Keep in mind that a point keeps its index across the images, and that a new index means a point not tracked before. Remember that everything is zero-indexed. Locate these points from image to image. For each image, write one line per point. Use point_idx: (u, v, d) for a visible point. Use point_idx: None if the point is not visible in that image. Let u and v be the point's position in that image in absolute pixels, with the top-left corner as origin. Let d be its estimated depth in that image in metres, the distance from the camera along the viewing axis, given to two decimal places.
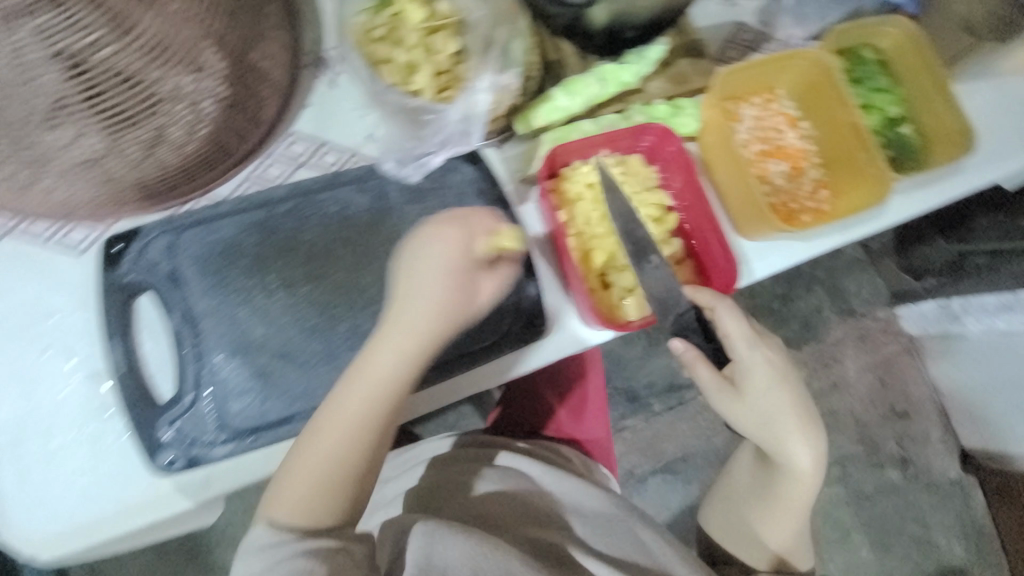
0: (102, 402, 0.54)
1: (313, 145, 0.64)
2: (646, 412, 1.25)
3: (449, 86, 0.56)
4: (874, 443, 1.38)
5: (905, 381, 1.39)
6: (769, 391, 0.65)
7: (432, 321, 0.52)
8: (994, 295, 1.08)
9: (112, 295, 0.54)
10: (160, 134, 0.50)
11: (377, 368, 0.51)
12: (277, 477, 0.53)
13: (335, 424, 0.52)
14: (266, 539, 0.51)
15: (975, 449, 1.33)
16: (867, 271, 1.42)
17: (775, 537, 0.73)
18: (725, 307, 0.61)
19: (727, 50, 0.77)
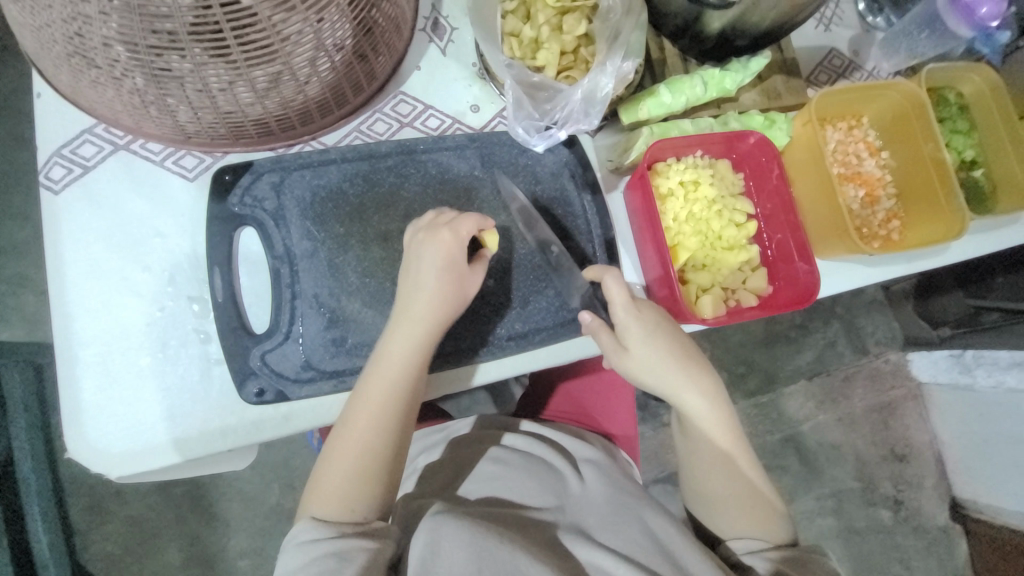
0: (195, 326, 0.55)
1: (419, 107, 0.65)
2: (654, 421, 1.26)
3: (572, 67, 0.58)
4: (871, 482, 1.38)
5: (908, 425, 1.40)
6: (645, 342, 0.59)
7: (435, 307, 0.54)
8: (1009, 352, 1.18)
9: (222, 223, 0.56)
10: (286, 70, 0.49)
11: (389, 359, 0.54)
12: (316, 473, 0.54)
13: (360, 413, 0.53)
14: (309, 533, 0.50)
15: (966, 498, 1.36)
16: (885, 313, 1.41)
17: (751, 507, 0.62)
18: (611, 282, 0.59)
19: (818, 73, 0.81)
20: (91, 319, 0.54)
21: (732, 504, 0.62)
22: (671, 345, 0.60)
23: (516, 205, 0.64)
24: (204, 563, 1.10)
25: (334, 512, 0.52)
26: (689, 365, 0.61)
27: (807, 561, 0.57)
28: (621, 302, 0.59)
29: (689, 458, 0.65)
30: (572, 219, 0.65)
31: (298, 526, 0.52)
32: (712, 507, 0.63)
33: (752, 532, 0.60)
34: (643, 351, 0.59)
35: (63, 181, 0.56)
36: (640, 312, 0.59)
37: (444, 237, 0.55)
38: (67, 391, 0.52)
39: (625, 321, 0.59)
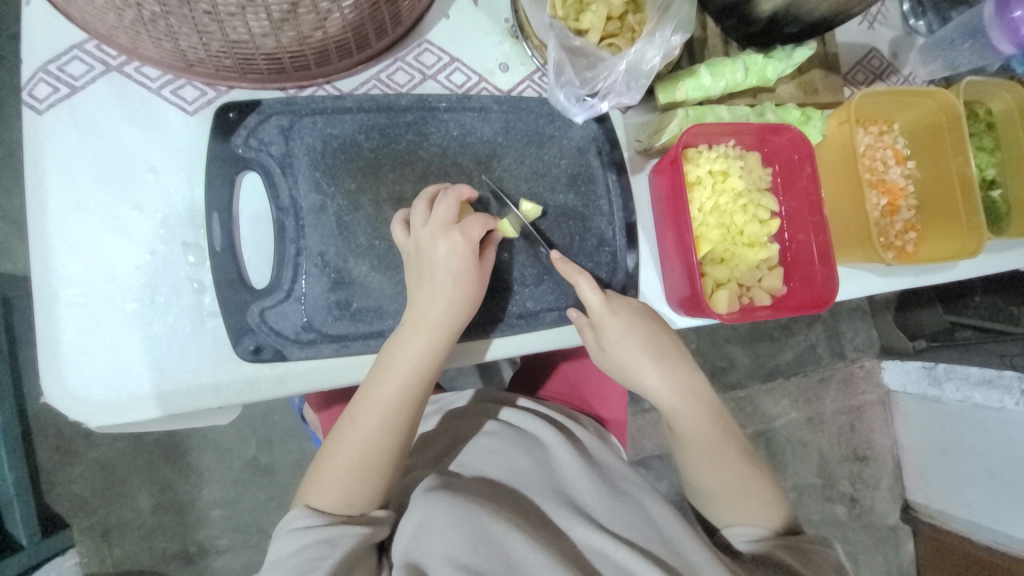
0: (188, 274, 0.51)
1: (443, 61, 0.60)
2: (635, 408, 1.26)
3: (616, 34, 0.54)
4: (831, 480, 1.43)
5: (874, 429, 1.45)
6: (620, 340, 0.58)
7: (453, 308, 0.52)
8: (978, 368, 1.21)
9: (224, 165, 0.52)
10: (307, 2, 0.44)
11: (401, 359, 0.51)
12: (317, 464, 0.52)
13: (369, 409, 0.51)
14: (303, 521, 0.49)
15: (919, 502, 1.42)
16: (867, 321, 1.45)
17: (750, 497, 0.62)
18: (586, 287, 0.57)
19: (856, 73, 0.78)
20: (74, 255, 0.49)
21: (731, 497, 0.62)
22: (646, 337, 0.59)
23: (539, 178, 0.61)
24: (174, 511, 1.08)
25: (332, 505, 0.50)
26: (666, 359, 0.60)
27: (809, 552, 0.58)
28: (598, 303, 0.58)
29: (682, 451, 0.64)
30: (595, 199, 0.63)
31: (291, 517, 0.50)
32: (708, 498, 0.64)
33: (754, 522, 0.61)
34: (621, 349, 0.58)
35: (46, 100, 0.50)
36: (617, 311, 0.58)
37: (465, 233, 0.52)
38: (43, 332, 0.48)
39: (602, 321, 0.58)
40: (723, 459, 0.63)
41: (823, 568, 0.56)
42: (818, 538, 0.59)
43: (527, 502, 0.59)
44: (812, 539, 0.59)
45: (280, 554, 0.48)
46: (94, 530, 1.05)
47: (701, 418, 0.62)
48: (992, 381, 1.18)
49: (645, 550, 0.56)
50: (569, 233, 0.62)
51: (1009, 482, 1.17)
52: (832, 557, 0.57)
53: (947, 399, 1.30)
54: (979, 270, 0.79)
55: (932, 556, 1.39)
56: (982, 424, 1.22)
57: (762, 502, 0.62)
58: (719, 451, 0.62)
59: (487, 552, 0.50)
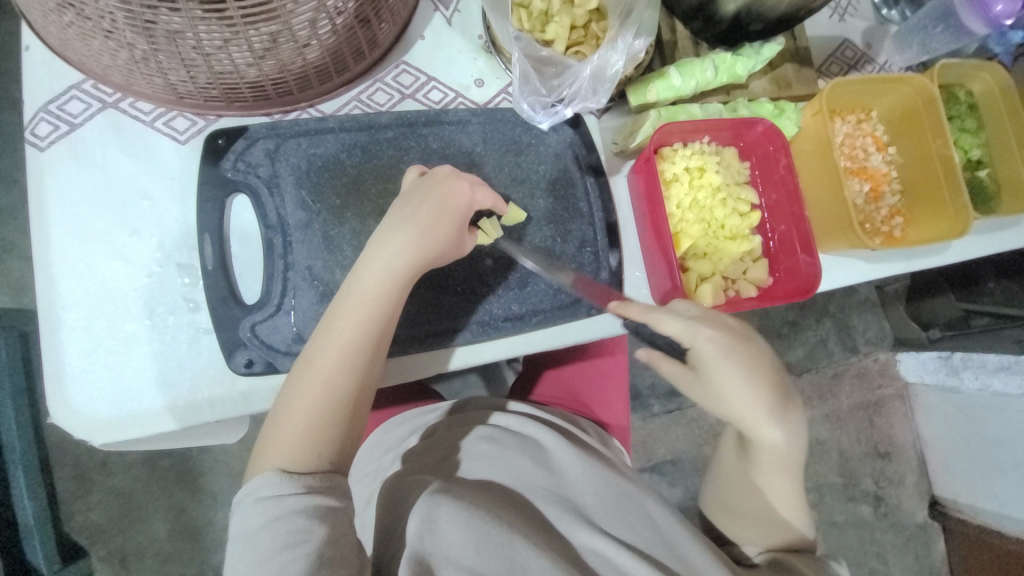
0: (184, 293, 0.53)
1: (421, 78, 0.63)
2: (645, 412, 1.25)
3: (581, 42, 0.56)
4: (853, 478, 1.39)
5: (893, 423, 1.42)
6: (715, 363, 0.56)
7: (416, 248, 0.52)
8: (996, 356, 1.20)
9: (215, 189, 0.55)
10: (285, 30, 0.46)
11: (362, 299, 0.51)
12: (272, 421, 0.50)
13: (324, 353, 0.50)
14: (268, 486, 0.46)
15: (947, 497, 1.38)
16: (876, 312, 1.42)
17: (770, 526, 0.61)
18: (666, 316, 0.56)
19: (830, 64, 0.79)
20: (76, 281, 0.52)
21: (751, 518, 0.62)
22: (744, 368, 0.57)
23: (519, 185, 0.63)
24: (190, 535, 1.10)
25: (291, 458, 0.48)
26: (764, 391, 0.57)
27: (823, 563, 0.58)
28: (684, 324, 0.56)
29: (744, 472, 0.63)
30: (575, 201, 0.64)
31: (249, 494, 0.46)
32: (732, 512, 0.64)
33: (764, 544, 0.61)
34: (715, 371, 0.57)
35: (48, 138, 0.53)
36: (711, 331, 0.56)
37: (432, 189, 0.53)
38: (49, 356, 0.51)
39: (693, 340, 0.56)
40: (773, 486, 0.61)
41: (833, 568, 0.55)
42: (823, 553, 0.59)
43: (527, 507, 0.59)
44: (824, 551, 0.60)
45: (248, 526, 0.45)
46: (113, 557, 1.07)
47: (781, 452, 0.59)
48: (1010, 367, 1.17)
49: (646, 553, 0.56)
50: (552, 236, 0.63)
51: None
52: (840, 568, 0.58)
53: (966, 389, 1.28)
54: (974, 252, 0.78)
55: (965, 554, 1.34)
56: (1005, 411, 1.19)
57: (787, 536, 0.60)
58: (775, 485, 0.60)
59: (491, 554, 0.51)
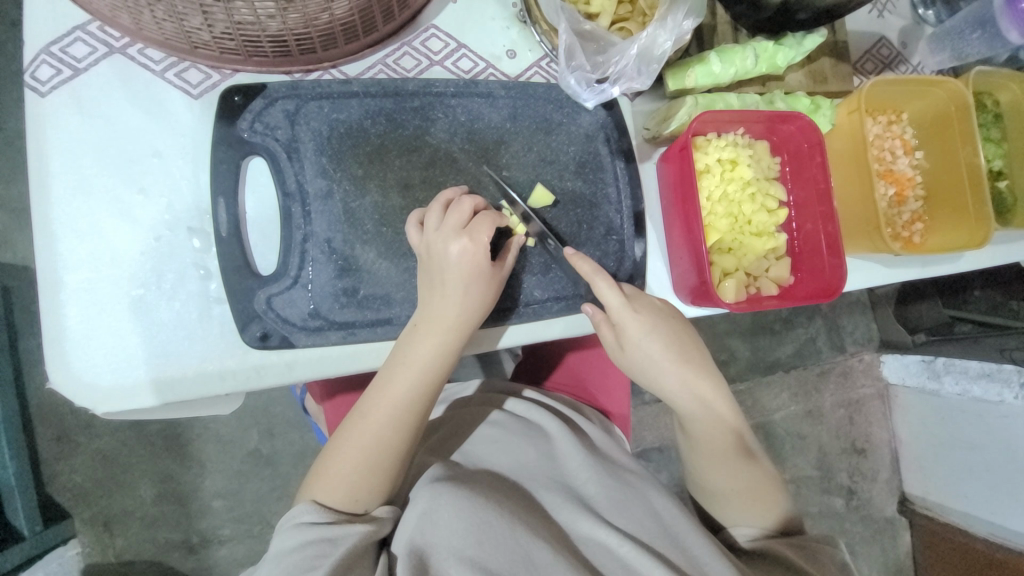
0: (196, 259, 0.50)
1: (451, 44, 0.60)
2: (635, 400, 1.26)
3: (627, 18, 0.53)
4: (830, 472, 1.44)
5: (872, 422, 1.46)
6: (639, 341, 0.59)
7: (466, 314, 0.52)
8: (978, 362, 1.22)
9: (229, 148, 0.51)
10: None
11: (411, 363, 0.52)
12: (324, 458, 0.54)
13: (375, 411, 0.53)
14: (310, 515, 0.50)
15: (915, 495, 1.43)
16: (867, 314, 1.45)
17: (752, 495, 0.62)
18: (604, 285, 0.57)
19: (865, 61, 0.77)
20: (79, 240, 0.49)
21: (732, 494, 0.62)
22: (666, 342, 0.60)
23: (547, 166, 0.60)
24: (175, 501, 1.08)
25: (337, 500, 0.51)
26: (685, 363, 0.62)
27: (814, 551, 0.57)
28: (618, 301, 0.58)
29: (695, 452, 0.65)
30: (603, 186, 0.62)
31: (294, 518, 0.50)
32: (717, 500, 0.63)
33: (755, 526, 0.61)
34: (640, 349, 0.59)
35: (49, 83, 0.49)
36: (638, 311, 0.59)
37: (476, 243, 0.51)
38: (47, 318, 0.48)
39: (620, 319, 0.58)
40: (736, 460, 0.63)
41: (829, 570, 0.56)
42: (826, 539, 0.59)
43: (529, 497, 0.59)
44: (818, 537, 0.59)
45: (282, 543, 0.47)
46: (95, 520, 1.05)
47: (716, 420, 0.63)
48: (991, 375, 1.19)
49: (651, 545, 0.55)
50: (579, 221, 0.61)
51: (1005, 475, 1.19)
52: (836, 557, 0.57)
53: (944, 393, 1.31)
54: (984, 262, 0.79)
55: (927, 548, 1.41)
56: (981, 416, 1.23)
57: (761, 504, 0.62)
58: (730, 452, 0.63)
59: (492, 544, 0.50)
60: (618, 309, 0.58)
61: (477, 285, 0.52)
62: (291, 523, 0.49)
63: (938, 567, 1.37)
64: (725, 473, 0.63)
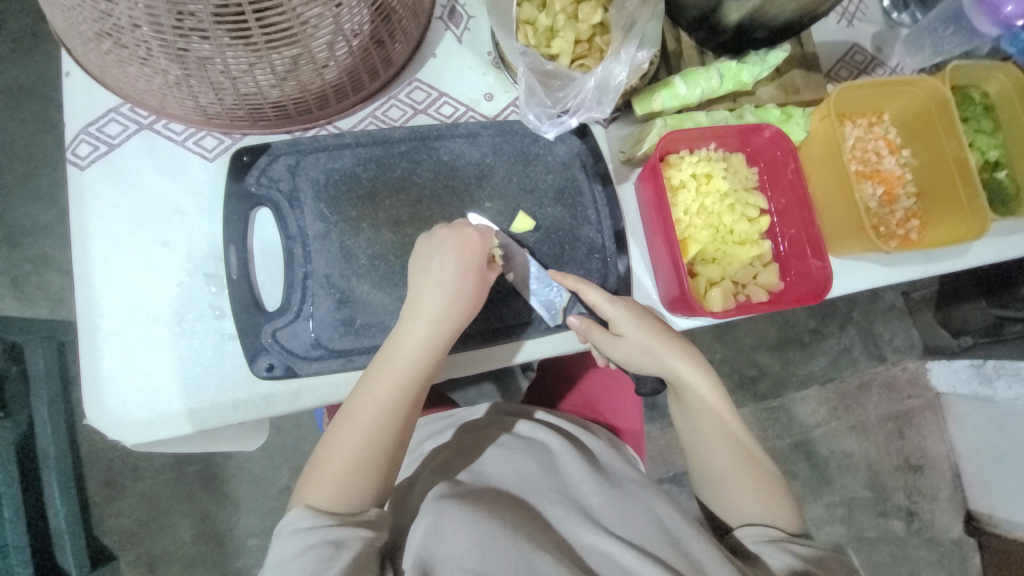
0: (213, 300, 0.56)
1: (433, 94, 0.66)
2: (661, 422, 1.29)
3: (586, 55, 0.58)
4: (883, 491, 1.35)
5: (924, 434, 1.37)
6: (629, 329, 0.60)
7: (448, 312, 0.55)
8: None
9: (238, 201, 0.58)
10: (303, 54, 0.50)
11: (399, 357, 0.54)
12: (315, 463, 0.54)
13: (364, 409, 0.54)
14: (305, 521, 0.50)
15: (983, 514, 1.31)
16: (904, 319, 1.39)
17: (753, 483, 0.62)
18: (589, 287, 0.60)
19: (839, 70, 0.79)
20: (113, 290, 0.56)
21: (733, 482, 0.62)
22: (655, 328, 0.61)
23: (527, 194, 0.64)
24: (213, 541, 1.13)
25: (330, 502, 0.52)
26: (678, 347, 0.61)
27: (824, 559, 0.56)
28: (601, 298, 0.60)
29: (693, 431, 0.65)
30: (583, 209, 0.65)
31: (287, 531, 0.50)
32: (720, 489, 0.63)
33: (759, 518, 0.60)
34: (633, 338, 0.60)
35: (88, 158, 0.58)
36: (622, 304, 0.60)
37: (457, 246, 0.56)
38: (86, 361, 0.54)
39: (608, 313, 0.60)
40: (734, 439, 0.63)
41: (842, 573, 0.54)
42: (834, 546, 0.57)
43: (531, 508, 0.59)
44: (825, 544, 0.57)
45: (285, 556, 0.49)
46: (140, 562, 1.11)
47: (713, 403, 0.63)
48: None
49: (654, 554, 0.55)
50: (563, 242, 0.65)
51: None
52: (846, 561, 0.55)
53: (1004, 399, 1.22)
54: (994, 255, 0.76)
55: None
56: None
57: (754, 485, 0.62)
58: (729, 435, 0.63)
59: (496, 555, 0.51)
60: (599, 303, 0.60)
61: (463, 281, 0.56)
62: (284, 534, 0.50)
63: None
64: (724, 455, 0.62)
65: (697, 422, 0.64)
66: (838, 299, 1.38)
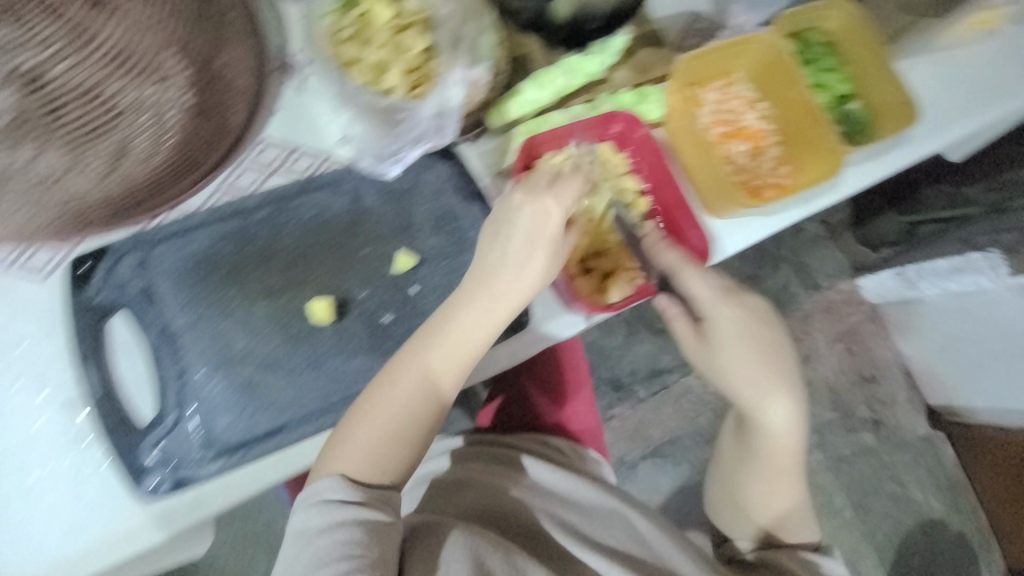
0: (78, 431, 0.54)
1: (284, 151, 0.62)
2: (631, 400, 1.34)
3: (420, 83, 0.57)
4: (847, 409, 1.42)
5: (872, 347, 1.44)
6: (727, 345, 0.63)
7: (543, 278, 0.55)
8: (945, 260, 1.14)
9: (84, 317, 0.54)
10: (121, 147, 0.47)
11: (457, 328, 0.54)
12: (338, 436, 0.53)
13: (396, 382, 0.53)
14: (336, 494, 0.49)
15: (941, 407, 1.39)
16: (830, 245, 1.45)
17: (776, 505, 0.68)
18: (690, 273, 0.62)
19: (685, 38, 0.80)
20: None
21: (762, 502, 0.69)
22: (753, 350, 0.62)
23: (404, 231, 0.63)
24: None
25: (359, 474, 0.51)
26: (789, 389, 0.63)
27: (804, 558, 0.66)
28: (708, 292, 0.62)
29: (750, 462, 0.69)
30: (464, 233, 0.64)
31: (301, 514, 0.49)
32: (740, 500, 0.71)
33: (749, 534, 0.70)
34: (732, 350, 0.62)
35: None
36: (731, 307, 0.62)
37: (550, 209, 0.55)
38: None
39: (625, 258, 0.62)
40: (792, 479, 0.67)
41: None
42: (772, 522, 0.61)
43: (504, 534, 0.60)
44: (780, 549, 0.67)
45: None
46: None
47: (784, 438, 0.65)
48: (962, 268, 1.10)
49: None
50: (451, 270, 0.63)
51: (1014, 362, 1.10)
52: None
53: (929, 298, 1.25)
54: (871, 179, 0.79)
55: (974, 455, 1.36)
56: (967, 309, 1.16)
57: (746, 506, 0.70)
58: (784, 472, 0.67)
59: None
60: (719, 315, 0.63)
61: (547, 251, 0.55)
62: (305, 507, 0.50)
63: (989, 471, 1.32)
64: (763, 480, 0.68)
65: (758, 451, 0.67)
66: (767, 241, 1.43)
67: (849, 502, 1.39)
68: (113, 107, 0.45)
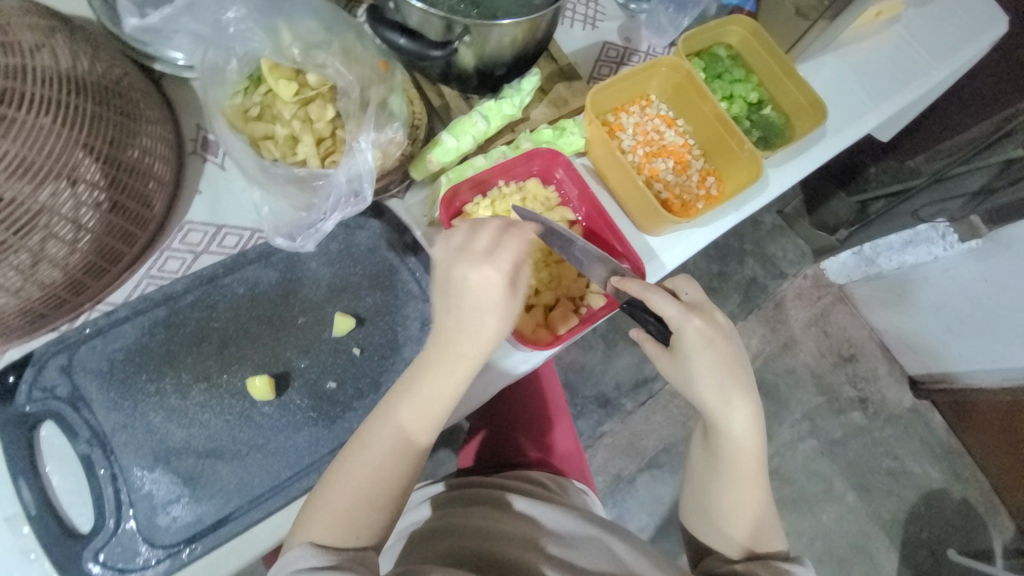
0: (20, 545, 0.51)
1: (210, 230, 0.63)
2: (620, 413, 1.33)
3: (333, 151, 0.60)
4: (833, 390, 1.42)
5: (846, 326, 1.46)
6: (697, 350, 0.61)
7: (501, 326, 0.53)
8: (897, 233, 1.22)
9: (9, 431, 0.52)
10: (38, 254, 0.49)
11: (425, 387, 0.53)
12: (317, 493, 0.52)
13: (374, 436, 0.53)
14: (309, 560, 0.48)
15: (922, 375, 1.40)
16: (789, 234, 1.47)
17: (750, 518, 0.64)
18: (658, 296, 0.60)
19: (600, 68, 0.84)
20: None
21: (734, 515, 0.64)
22: (721, 358, 0.61)
23: (340, 293, 0.62)
24: None
25: (337, 538, 0.50)
26: (749, 393, 0.62)
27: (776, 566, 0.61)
28: (675, 310, 0.60)
29: (718, 471, 0.65)
30: (402, 286, 0.64)
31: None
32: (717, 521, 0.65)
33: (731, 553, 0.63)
34: (703, 357, 0.60)
35: None
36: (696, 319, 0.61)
37: (475, 245, 0.53)
38: None
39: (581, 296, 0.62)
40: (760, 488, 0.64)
41: None
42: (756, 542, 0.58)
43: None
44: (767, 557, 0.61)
45: None
46: None
47: (748, 445, 0.63)
48: (915, 239, 1.17)
49: None
50: (390, 327, 0.62)
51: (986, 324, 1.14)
52: None
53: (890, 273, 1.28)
54: (798, 176, 0.81)
55: (964, 418, 1.36)
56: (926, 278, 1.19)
57: (721, 524, 0.64)
58: (752, 482, 0.64)
59: None
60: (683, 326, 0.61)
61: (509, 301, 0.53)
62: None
63: (983, 431, 1.33)
64: (735, 491, 0.64)
65: (727, 460, 0.64)
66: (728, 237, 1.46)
67: (851, 485, 1.37)
68: (26, 215, 0.46)
